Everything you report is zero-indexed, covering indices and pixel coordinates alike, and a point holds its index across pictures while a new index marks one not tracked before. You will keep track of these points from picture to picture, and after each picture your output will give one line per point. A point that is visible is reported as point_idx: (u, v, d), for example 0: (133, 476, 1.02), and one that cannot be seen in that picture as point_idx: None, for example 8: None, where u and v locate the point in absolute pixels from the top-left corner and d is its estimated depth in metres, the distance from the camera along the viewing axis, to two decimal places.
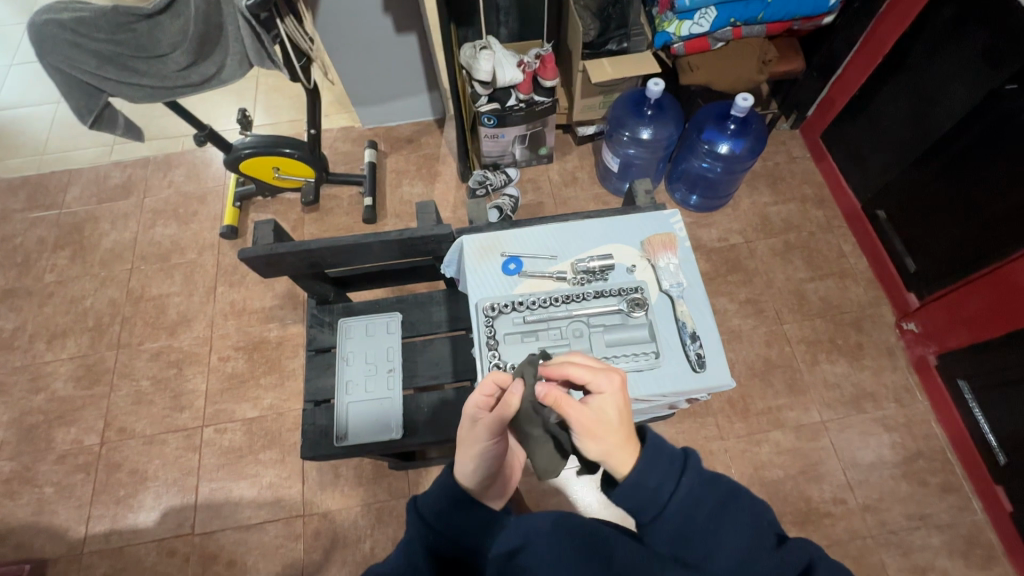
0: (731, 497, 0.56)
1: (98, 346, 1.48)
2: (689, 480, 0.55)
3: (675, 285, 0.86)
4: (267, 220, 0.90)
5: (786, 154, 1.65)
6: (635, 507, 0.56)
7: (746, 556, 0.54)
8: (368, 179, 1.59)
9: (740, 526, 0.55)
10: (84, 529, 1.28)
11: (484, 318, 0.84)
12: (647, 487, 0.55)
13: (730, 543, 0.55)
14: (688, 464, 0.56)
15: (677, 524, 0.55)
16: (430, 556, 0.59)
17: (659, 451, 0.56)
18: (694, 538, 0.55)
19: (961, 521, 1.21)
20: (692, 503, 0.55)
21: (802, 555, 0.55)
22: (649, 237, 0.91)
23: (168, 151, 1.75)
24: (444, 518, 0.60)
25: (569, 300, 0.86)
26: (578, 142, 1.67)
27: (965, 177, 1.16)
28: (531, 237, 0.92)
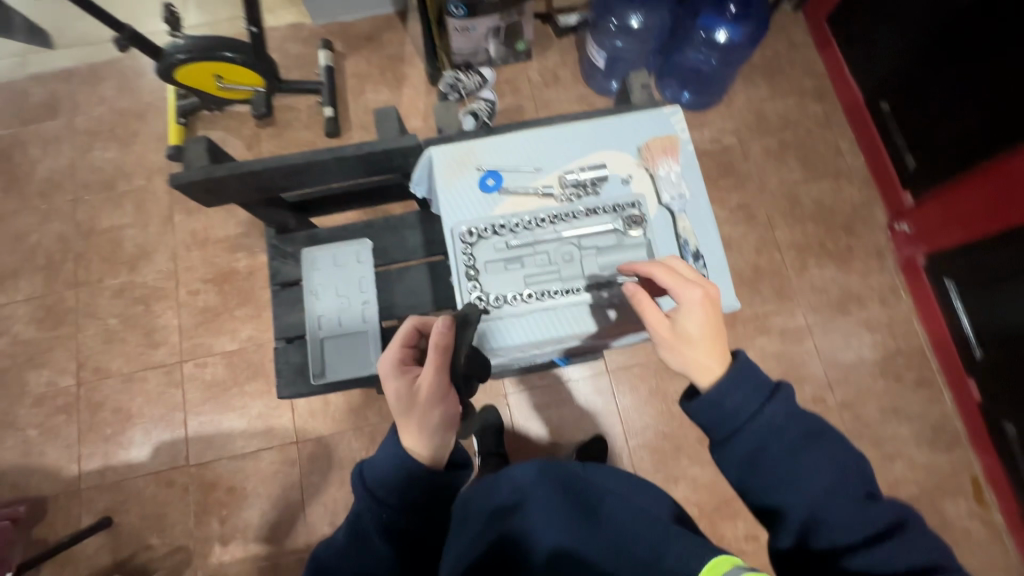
0: (823, 434, 0.61)
1: (55, 285, 1.39)
2: (774, 407, 0.61)
3: (675, 197, 0.79)
4: (200, 137, 0.79)
5: (787, 41, 1.50)
6: (713, 422, 0.63)
7: (826, 493, 0.59)
8: (325, 87, 1.42)
9: (827, 466, 0.60)
10: (77, 467, 1.28)
11: (461, 246, 0.78)
12: (727, 407, 0.62)
13: (814, 476, 0.59)
14: (779, 392, 0.61)
15: (756, 447, 0.61)
16: (381, 532, 0.62)
17: (750, 375, 0.62)
18: (772, 462, 0.60)
19: (930, 412, 1.27)
20: (775, 429, 0.61)
21: (891, 512, 0.58)
22: (647, 141, 0.82)
23: (90, 59, 1.52)
24: (392, 492, 0.62)
25: (556, 220, 0.80)
26: (559, 35, 1.49)
27: (981, 57, 1.05)
28: (513, 148, 0.82)
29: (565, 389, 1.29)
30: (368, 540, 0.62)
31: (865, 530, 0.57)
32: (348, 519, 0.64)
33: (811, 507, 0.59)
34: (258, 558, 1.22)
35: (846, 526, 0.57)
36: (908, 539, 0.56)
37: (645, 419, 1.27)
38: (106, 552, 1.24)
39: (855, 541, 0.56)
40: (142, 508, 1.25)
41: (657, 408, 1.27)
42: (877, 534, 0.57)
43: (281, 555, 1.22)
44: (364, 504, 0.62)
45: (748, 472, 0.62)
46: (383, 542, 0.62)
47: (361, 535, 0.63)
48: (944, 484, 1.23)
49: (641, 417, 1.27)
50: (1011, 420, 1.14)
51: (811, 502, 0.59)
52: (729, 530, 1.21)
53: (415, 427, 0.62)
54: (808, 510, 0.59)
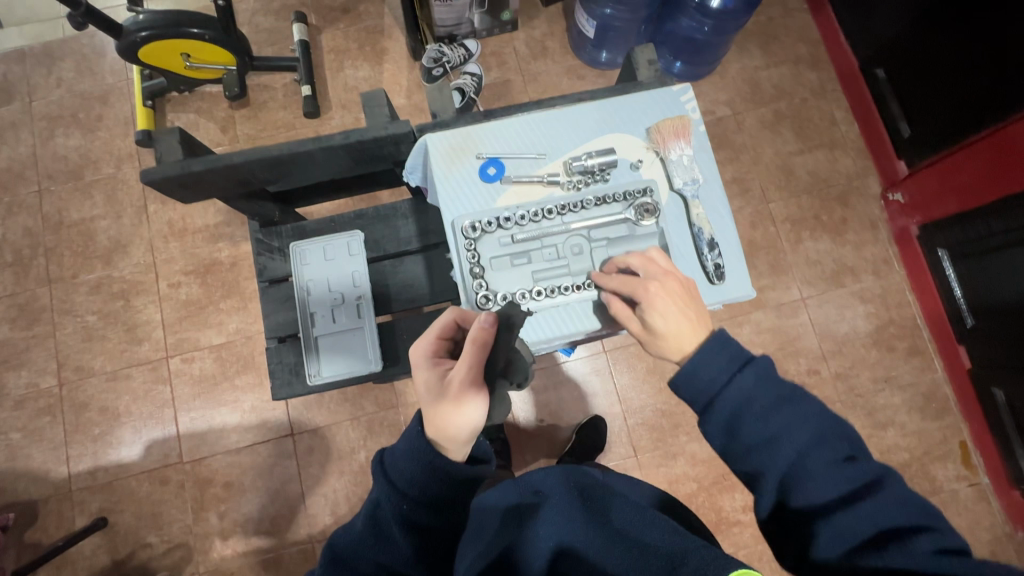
0: (797, 397, 0.59)
1: (26, 283, 1.32)
2: (747, 375, 0.59)
3: (689, 182, 0.76)
4: (171, 127, 0.73)
5: (781, 6, 1.45)
6: (691, 394, 0.62)
7: (801, 456, 0.57)
8: (301, 63, 1.34)
9: (802, 430, 0.57)
10: (67, 468, 1.25)
11: (464, 241, 0.74)
12: (701, 375, 0.60)
13: (789, 439, 0.57)
14: (753, 363, 0.59)
15: (730, 413, 0.59)
16: (400, 524, 0.58)
17: (723, 346, 0.61)
18: (748, 430, 0.58)
19: (922, 380, 1.29)
20: (750, 396, 0.59)
21: (864, 472, 0.56)
22: (657, 123, 0.78)
23: (45, 38, 1.42)
24: (414, 485, 0.59)
25: (564, 211, 0.76)
26: (545, 3, 1.42)
27: (981, 22, 1.03)
28: (515, 133, 0.78)
29: (563, 374, 1.28)
30: (387, 533, 0.59)
31: (840, 489, 0.55)
32: (365, 509, 0.61)
33: (787, 471, 0.57)
34: (260, 551, 1.21)
35: (823, 487, 0.55)
36: (880, 497, 0.54)
37: (642, 398, 1.27)
38: (103, 552, 1.22)
39: (829, 500, 0.55)
40: (137, 507, 1.23)
41: (655, 386, 1.27)
42: (852, 491, 0.55)
43: (284, 547, 1.22)
44: (383, 493, 0.59)
45: (725, 438, 0.60)
46: (403, 536, 0.58)
47: (379, 527, 0.59)
48: (933, 449, 1.26)
49: (639, 396, 1.27)
50: (1001, 387, 1.16)
51: (787, 464, 0.57)
52: (727, 503, 1.23)
53: (438, 420, 0.59)
54: (784, 471, 0.57)
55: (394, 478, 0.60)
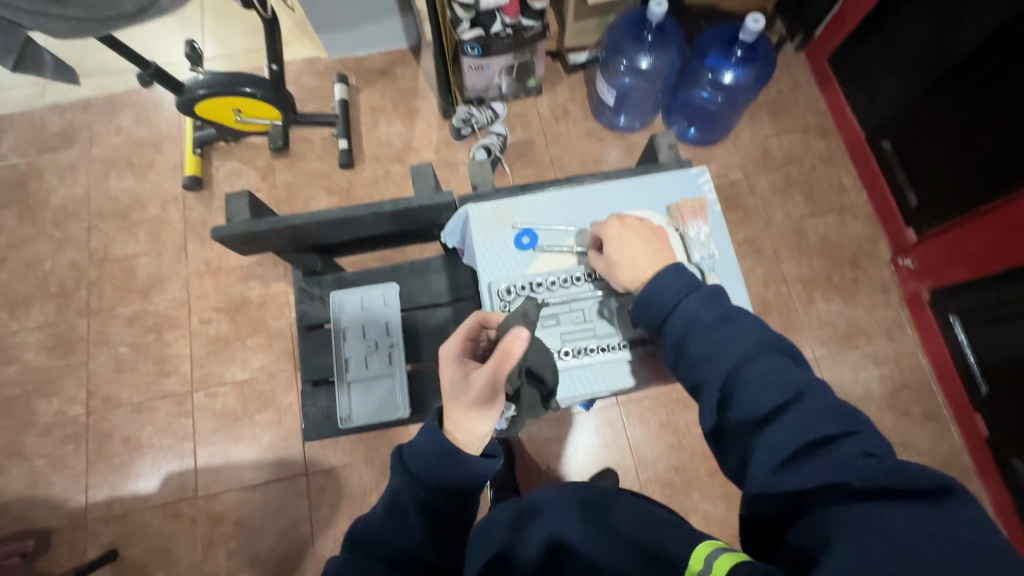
0: (738, 318, 0.63)
1: (67, 313, 1.39)
2: (693, 296, 0.66)
3: (706, 257, 0.81)
4: (240, 191, 0.80)
5: (790, 80, 1.54)
6: (647, 315, 0.70)
7: (736, 367, 0.60)
8: (340, 120, 1.46)
9: (740, 345, 0.61)
10: (84, 498, 1.27)
11: (499, 302, 0.79)
12: (653, 299, 0.68)
13: (727, 352, 0.62)
14: (698, 288, 0.66)
15: (677, 333, 0.66)
16: (421, 511, 0.58)
17: (669, 275, 0.68)
18: (693, 347, 0.64)
19: (939, 446, 1.28)
20: (694, 314, 0.65)
21: (798, 384, 0.57)
22: (677, 202, 0.84)
23: (109, 91, 1.55)
24: (431, 474, 0.58)
25: (591, 279, 0.81)
26: (568, 71, 1.53)
27: (981, 104, 1.10)
28: (546, 206, 0.84)
29: (578, 424, 1.29)
30: (404, 518, 0.58)
31: (774, 399, 0.56)
32: (383, 498, 0.60)
33: (724, 383, 0.61)
34: None
35: (757, 398, 0.57)
36: (803, 406, 0.55)
37: (655, 452, 1.27)
38: None
39: (766, 409, 0.56)
40: (148, 541, 1.24)
41: (668, 441, 1.28)
42: (783, 403, 0.56)
43: None
44: (401, 483, 0.59)
45: (678, 360, 0.67)
46: (422, 524, 0.58)
47: (397, 516, 0.58)
48: None
49: (652, 450, 1.27)
50: (1020, 457, 1.15)
51: (723, 376, 0.61)
52: None
53: (458, 421, 0.59)
54: (721, 382, 0.61)
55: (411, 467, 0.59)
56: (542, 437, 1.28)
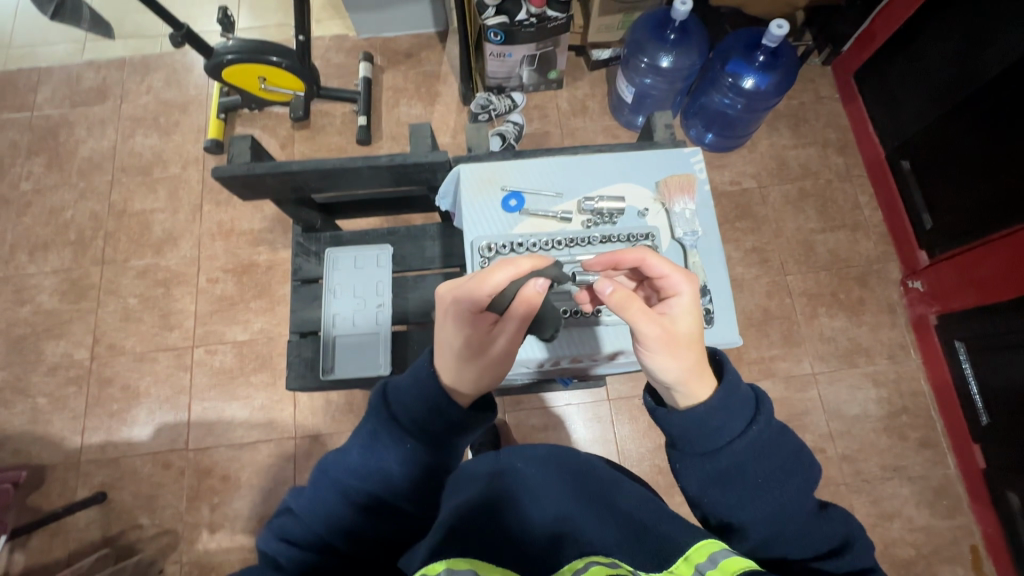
0: (799, 459, 0.55)
1: (82, 261, 1.43)
2: (761, 427, 0.55)
3: (688, 233, 0.81)
4: (245, 135, 0.82)
5: (813, 93, 1.53)
6: (691, 437, 0.56)
7: (788, 511, 0.53)
8: (362, 97, 1.48)
9: (794, 488, 0.54)
10: (80, 439, 1.30)
11: (479, 259, 0.79)
12: (712, 424, 0.55)
13: (785, 498, 0.53)
14: (762, 410, 0.55)
15: (728, 469, 0.55)
16: (402, 461, 0.55)
17: (734, 393, 0.56)
18: (741, 484, 0.54)
19: (933, 474, 1.25)
20: (760, 452, 0.54)
21: (842, 528, 0.54)
22: (666, 178, 0.84)
23: (144, 52, 1.60)
24: (417, 420, 0.57)
25: (572, 245, 0.81)
26: (590, 68, 1.54)
27: (1000, 129, 1.07)
28: (536, 171, 0.85)
29: (567, 417, 1.29)
30: (385, 463, 0.55)
31: (820, 541, 0.53)
32: (363, 439, 0.56)
33: (774, 530, 0.53)
34: (244, 550, 1.22)
35: (804, 545, 0.53)
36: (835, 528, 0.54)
37: (640, 451, 1.27)
38: (96, 526, 1.25)
39: (810, 558, 0.53)
40: (137, 487, 1.27)
41: (655, 441, 1.27)
42: (830, 550, 0.53)
43: None
44: (384, 424, 0.56)
45: (710, 488, 0.56)
46: (405, 472, 0.55)
47: (378, 457, 0.55)
48: (941, 550, 1.21)
49: (637, 448, 1.27)
50: (1015, 492, 1.12)
51: (770, 522, 0.53)
52: None
53: (466, 381, 0.59)
54: (764, 534, 0.54)
55: (396, 412, 0.57)
56: (528, 425, 1.28)
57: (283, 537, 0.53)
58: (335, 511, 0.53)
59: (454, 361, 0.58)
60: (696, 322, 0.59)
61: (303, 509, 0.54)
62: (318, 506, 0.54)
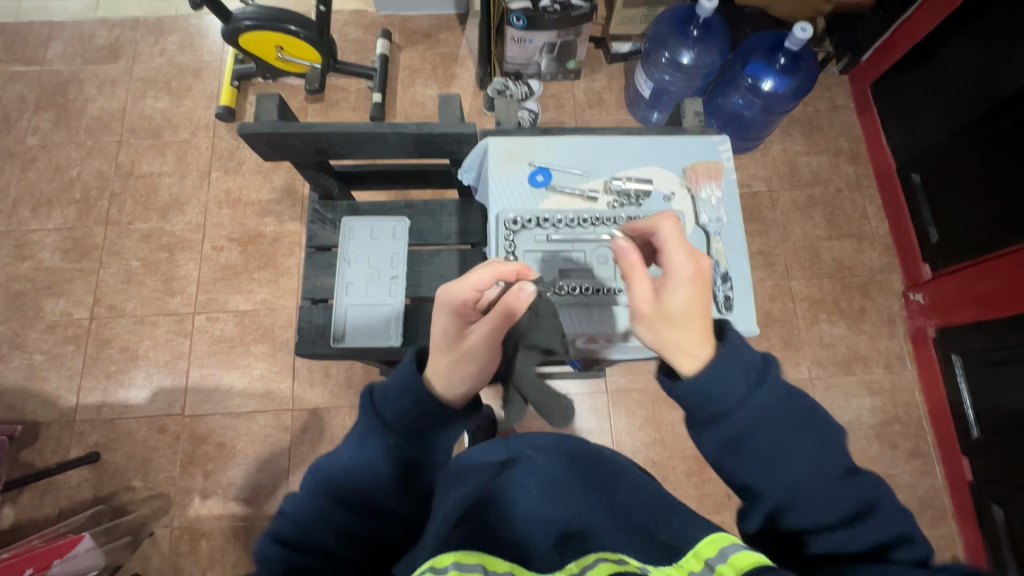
0: (812, 420, 0.53)
1: (86, 220, 1.42)
2: (765, 394, 0.53)
3: (714, 219, 0.81)
4: (272, 94, 0.82)
5: (829, 101, 1.54)
6: (693, 401, 0.55)
7: (807, 480, 0.51)
8: (378, 73, 1.46)
9: (808, 453, 0.52)
10: (76, 399, 1.30)
11: (504, 231, 0.79)
12: (713, 389, 0.54)
13: (795, 464, 0.52)
14: (767, 378, 0.53)
15: (735, 437, 0.54)
16: (388, 455, 0.57)
17: (737, 354, 0.55)
18: (752, 452, 0.53)
19: (921, 484, 1.27)
20: (764, 419, 0.53)
21: (869, 494, 0.51)
22: (694, 163, 0.84)
23: (160, 13, 1.58)
24: (404, 419, 0.59)
25: (597, 223, 0.81)
26: (609, 61, 1.54)
27: (1010, 149, 1.08)
28: (565, 148, 0.85)
29: None
30: (373, 461, 0.56)
31: (841, 508, 0.50)
32: (351, 440, 0.58)
33: (784, 492, 0.52)
34: (235, 518, 1.23)
35: (819, 508, 0.50)
36: (858, 487, 0.51)
37: (636, 444, 1.28)
38: (87, 486, 1.24)
39: (825, 525, 0.50)
40: (131, 449, 1.27)
41: (650, 435, 1.28)
42: (853, 514, 0.50)
43: (257, 519, 1.22)
44: (370, 424, 0.58)
45: (727, 455, 0.55)
46: (390, 468, 0.57)
47: (365, 455, 0.57)
48: None
49: (633, 441, 1.28)
50: (1000, 504, 1.13)
51: (787, 489, 0.52)
52: None
53: (449, 372, 0.61)
54: (781, 498, 0.52)
55: (382, 413, 0.59)
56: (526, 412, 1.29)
57: (275, 538, 0.50)
58: (332, 512, 0.53)
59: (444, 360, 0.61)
60: (693, 300, 0.57)
61: (295, 509, 0.53)
62: (315, 506, 0.53)
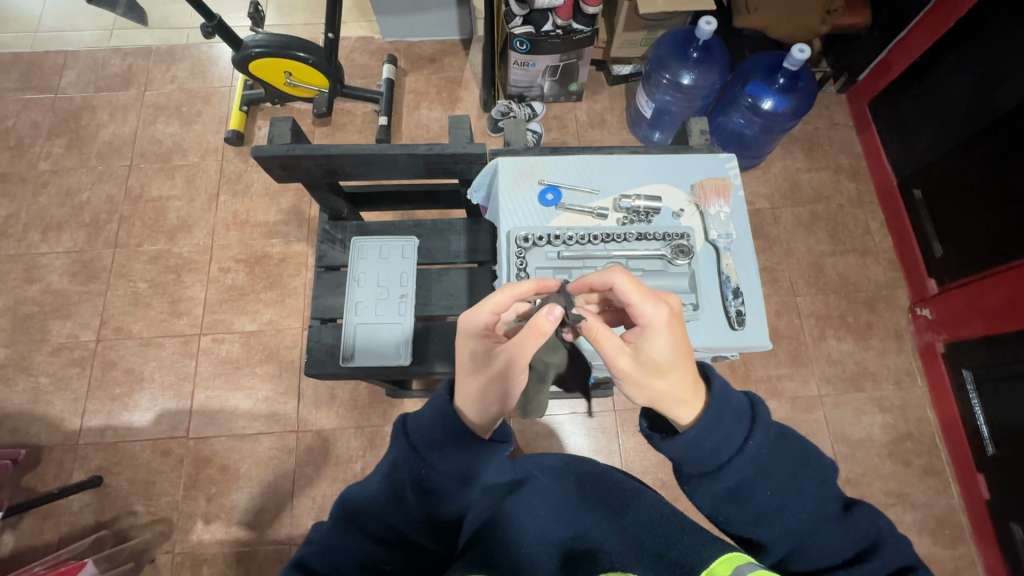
0: (806, 463, 0.53)
1: (95, 243, 1.43)
2: (759, 441, 0.52)
3: (723, 235, 0.81)
4: (285, 117, 0.84)
5: (828, 119, 1.56)
6: (688, 460, 0.54)
7: (807, 525, 0.51)
8: (384, 97, 1.49)
9: (806, 496, 0.51)
10: (80, 422, 1.29)
11: (515, 249, 0.79)
12: (707, 444, 0.53)
13: (795, 511, 0.51)
14: (758, 424, 0.53)
15: (734, 488, 0.52)
16: (415, 486, 0.56)
17: (726, 405, 0.54)
18: (751, 500, 0.52)
19: (936, 502, 1.24)
20: (762, 467, 0.52)
21: (872, 528, 0.51)
22: (702, 181, 0.85)
23: (172, 42, 1.63)
24: (433, 450, 0.56)
25: (608, 240, 0.82)
26: (610, 82, 1.57)
27: (1011, 164, 1.09)
28: (573, 167, 0.86)
29: (572, 426, 1.29)
30: (400, 492, 0.56)
31: (846, 550, 0.50)
32: (381, 469, 0.58)
33: (791, 540, 0.51)
34: (238, 543, 1.21)
35: (824, 552, 0.50)
36: (861, 522, 0.51)
37: (645, 463, 1.26)
38: (89, 511, 1.23)
39: (829, 568, 0.50)
40: (134, 473, 1.25)
41: (659, 454, 1.26)
42: (859, 553, 0.50)
43: (261, 544, 1.20)
44: (402, 455, 0.57)
45: (725, 508, 0.53)
46: (416, 499, 0.56)
47: (393, 488, 0.56)
48: None
49: (642, 460, 1.26)
50: (1018, 523, 1.11)
51: (792, 538, 0.51)
52: None
53: (476, 396, 0.59)
54: (789, 547, 0.52)
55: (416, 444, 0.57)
56: (533, 432, 1.28)
57: (301, 565, 0.51)
58: (357, 545, 0.53)
59: (471, 383, 0.59)
60: (671, 345, 0.57)
61: (319, 538, 0.54)
62: (339, 538, 0.53)
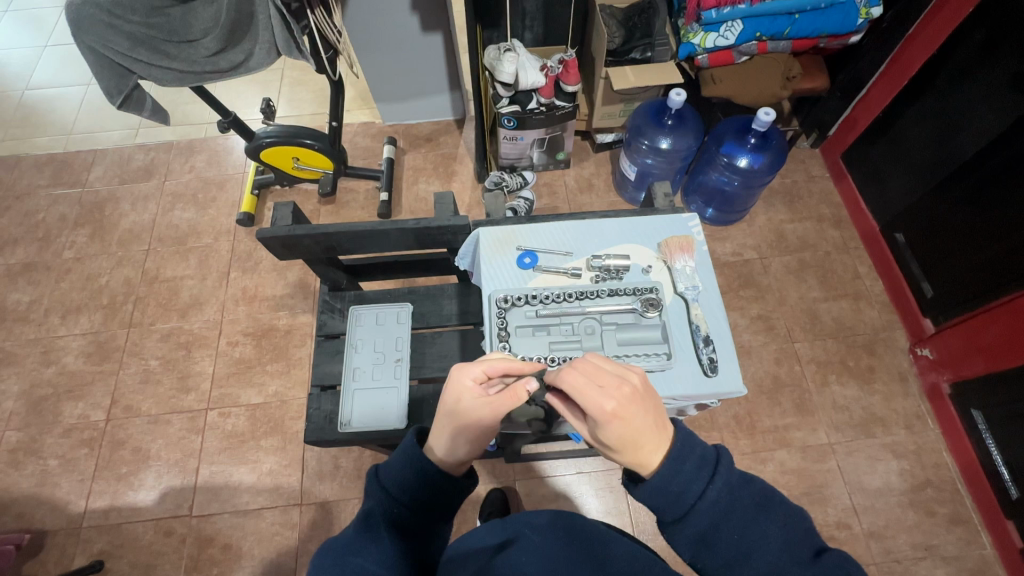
0: (766, 504, 0.53)
1: (111, 324, 1.50)
2: (719, 486, 0.54)
3: (690, 287, 0.85)
4: (287, 202, 0.91)
5: (805, 172, 1.64)
6: (660, 505, 0.55)
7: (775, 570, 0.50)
8: (385, 174, 1.60)
9: (770, 538, 0.51)
10: (84, 503, 1.29)
11: (496, 309, 0.83)
12: (673, 489, 0.54)
13: (760, 555, 0.51)
14: (719, 468, 0.54)
15: (705, 531, 0.53)
16: (389, 526, 0.59)
17: (688, 451, 0.56)
18: (721, 544, 0.53)
19: (968, 554, 1.18)
20: (724, 510, 0.53)
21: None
22: (667, 239, 0.90)
23: (191, 137, 1.79)
24: (406, 489, 0.61)
25: (582, 297, 0.85)
26: (595, 150, 1.68)
27: (987, 206, 1.14)
28: (549, 233, 0.92)
29: (579, 486, 1.26)
30: (377, 536, 0.58)
31: None
32: (355, 522, 0.59)
33: None
34: None
35: None
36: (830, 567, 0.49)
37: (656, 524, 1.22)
38: None
39: None
40: (135, 556, 1.23)
41: None
42: None
43: None
44: (378, 504, 0.61)
45: (701, 554, 0.54)
46: (391, 537, 0.58)
47: (369, 533, 0.58)
48: None
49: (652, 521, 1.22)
50: None
51: None
52: None
53: (447, 440, 0.63)
54: None
55: (390, 490, 0.61)
56: (540, 494, 1.25)
57: None
58: None
59: (448, 426, 0.62)
60: (623, 426, 0.56)
61: None
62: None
